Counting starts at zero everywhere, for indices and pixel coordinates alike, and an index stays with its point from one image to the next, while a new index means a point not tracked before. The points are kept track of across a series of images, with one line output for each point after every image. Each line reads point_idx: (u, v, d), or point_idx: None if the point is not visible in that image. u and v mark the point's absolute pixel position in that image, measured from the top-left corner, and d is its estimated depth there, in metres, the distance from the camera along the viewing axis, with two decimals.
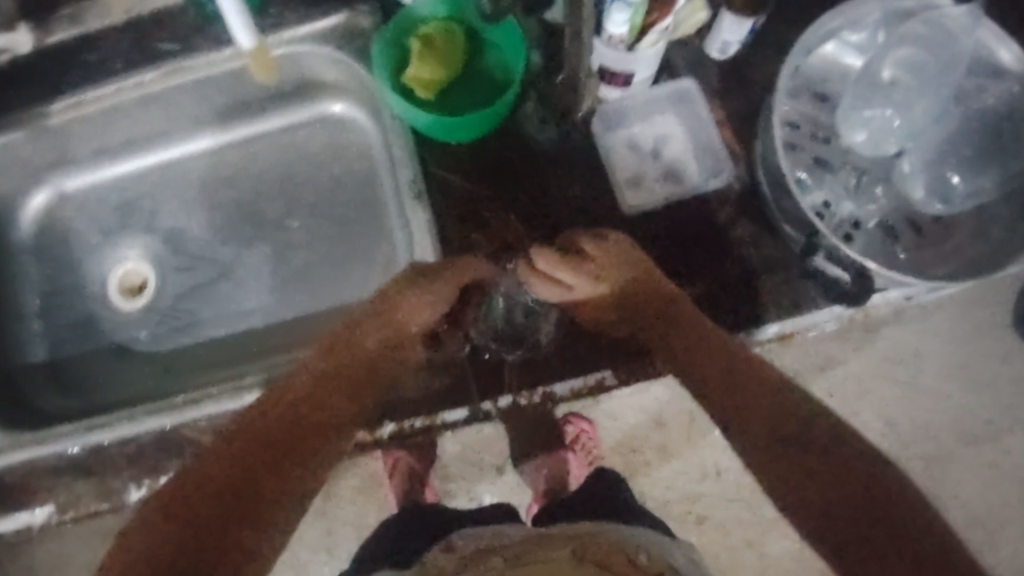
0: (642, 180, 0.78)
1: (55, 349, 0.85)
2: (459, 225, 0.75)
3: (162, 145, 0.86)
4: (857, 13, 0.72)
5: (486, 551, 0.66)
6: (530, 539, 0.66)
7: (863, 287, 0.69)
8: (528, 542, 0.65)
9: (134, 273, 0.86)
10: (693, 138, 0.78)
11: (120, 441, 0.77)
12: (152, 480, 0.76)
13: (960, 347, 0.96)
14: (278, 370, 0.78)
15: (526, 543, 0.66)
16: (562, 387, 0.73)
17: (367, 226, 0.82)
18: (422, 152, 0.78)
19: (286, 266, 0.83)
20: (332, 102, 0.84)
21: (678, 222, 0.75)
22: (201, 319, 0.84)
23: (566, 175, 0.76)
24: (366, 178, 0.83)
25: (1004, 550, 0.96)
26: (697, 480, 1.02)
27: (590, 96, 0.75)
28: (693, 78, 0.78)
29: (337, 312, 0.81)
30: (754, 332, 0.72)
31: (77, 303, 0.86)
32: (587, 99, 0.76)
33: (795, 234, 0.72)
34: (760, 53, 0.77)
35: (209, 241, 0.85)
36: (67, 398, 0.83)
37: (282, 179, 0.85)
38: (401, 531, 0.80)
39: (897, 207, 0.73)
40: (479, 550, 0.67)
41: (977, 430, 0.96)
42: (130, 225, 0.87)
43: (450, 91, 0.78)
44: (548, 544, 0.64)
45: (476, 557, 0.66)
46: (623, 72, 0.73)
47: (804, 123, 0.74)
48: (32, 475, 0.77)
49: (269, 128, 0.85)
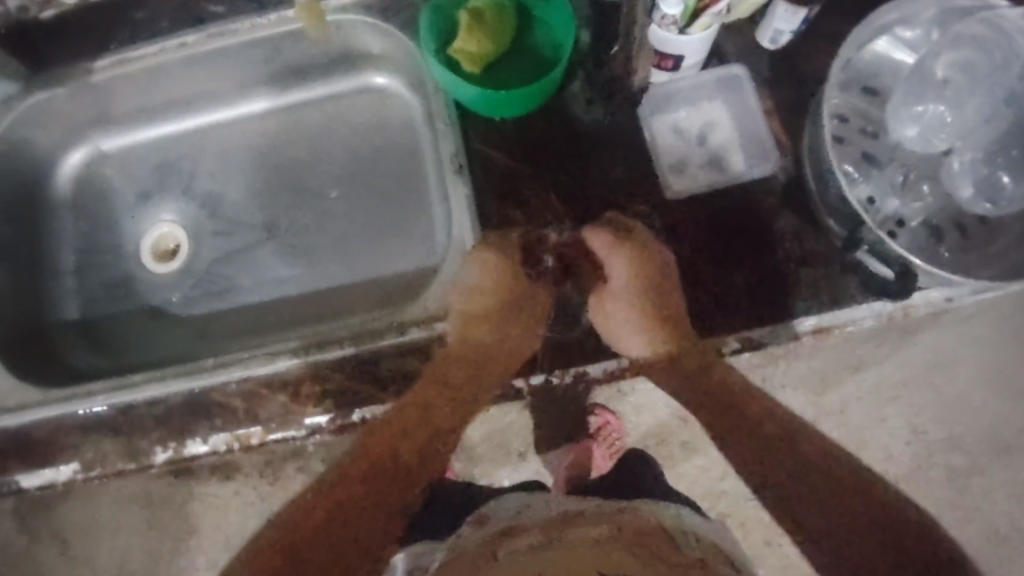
0: (686, 166, 0.77)
1: (89, 308, 0.85)
2: (505, 214, 0.76)
3: (205, 109, 0.87)
4: (914, 7, 0.71)
5: (520, 526, 0.70)
6: (561, 517, 0.70)
7: (904, 285, 0.69)
8: (553, 525, 0.69)
9: (168, 237, 0.86)
10: (739, 126, 0.78)
11: (148, 401, 0.77)
12: (178, 443, 0.76)
13: (998, 359, 0.95)
14: (310, 339, 0.78)
15: (558, 523, 0.69)
16: (595, 368, 0.72)
17: (406, 199, 0.82)
18: (466, 127, 0.78)
19: (323, 237, 0.83)
20: (375, 73, 0.84)
21: (718, 211, 0.75)
22: (236, 286, 0.83)
23: (611, 158, 0.76)
24: (407, 152, 0.83)
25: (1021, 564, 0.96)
26: (719, 477, 1.00)
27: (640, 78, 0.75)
28: (744, 65, 0.77)
29: (373, 285, 0.81)
30: (792, 324, 0.72)
31: (113, 262, 0.86)
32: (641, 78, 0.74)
33: (838, 229, 0.71)
34: (811, 45, 0.77)
35: (246, 208, 0.85)
36: (99, 356, 0.83)
37: (323, 149, 0.85)
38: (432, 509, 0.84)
39: (944, 206, 0.72)
40: (509, 526, 0.71)
41: (1008, 444, 0.95)
42: (170, 189, 0.87)
43: (496, 67, 0.78)
44: (574, 524, 0.68)
45: (508, 533, 0.70)
46: (673, 54, 0.73)
47: (854, 116, 0.73)
48: (60, 431, 0.77)
49: (312, 98, 0.86)
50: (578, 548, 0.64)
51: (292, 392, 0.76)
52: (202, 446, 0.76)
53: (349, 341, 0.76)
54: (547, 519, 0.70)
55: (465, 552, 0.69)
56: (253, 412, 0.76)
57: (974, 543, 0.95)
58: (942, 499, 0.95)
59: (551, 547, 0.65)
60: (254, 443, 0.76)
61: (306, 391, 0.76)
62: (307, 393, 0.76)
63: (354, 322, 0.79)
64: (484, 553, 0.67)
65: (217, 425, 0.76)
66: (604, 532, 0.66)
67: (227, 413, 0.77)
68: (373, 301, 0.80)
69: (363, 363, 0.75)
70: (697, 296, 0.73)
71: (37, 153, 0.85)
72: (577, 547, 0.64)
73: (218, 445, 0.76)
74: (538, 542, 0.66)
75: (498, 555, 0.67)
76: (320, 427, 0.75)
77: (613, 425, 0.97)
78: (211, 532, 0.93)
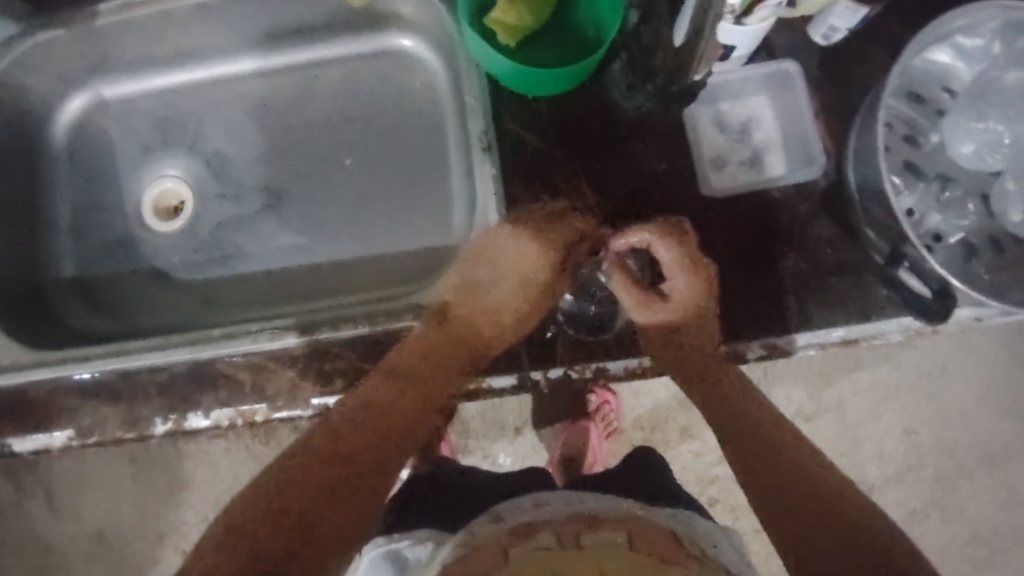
0: (727, 162, 0.74)
1: (87, 266, 0.82)
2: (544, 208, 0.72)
3: (216, 61, 0.83)
4: (980, 18, 0.66)
5: (537, 525, 0.67)
6: (580, 517, 0.67)
7: (942, 306, 0.64)
8: (578, 521, 0.66)
9: (171, 194, 0.83)
10: (783, 124, 0.75)
11: (149, 369, 0.73)
12: (179, 416, 0.72)
13: (1001, 370, 0.94)
14: (320, 316, 0.75)
15: (577, 523, 0.66)
16: (615, 366, 0.68)
17: (427, 174, 0.79)
18: (498, 105, 0.75)
19: (337, 206, 0.79)
20: (402, 36, 0.80)
21: (749, 210, 0.72)
22: (242, 253, 0.80)
23: (649, 148, 0.73)
24: (431, 124, 0.79)
25: (999, 570, 0.96)
26: (712, 462, 0.99)
27: (705, 63, 0.68)
28: (796, 62, 0.74)
29: (389, 265, 0.77)
30: (801, 337, 0.69)
31: (114, 221, 0.83)
32: (703, 67, 0.68)
33: (878, 241, 0.68)
34: (865, 47, 0.74)
35: (256, 171, 0.81)
36: (98, 318, 0.80)
37: (341, 113, 0.81)
38: (439, 505, 0.81)
39: (985, 226, 0.70)
40: (525, 522, 0.68)
41: (1001, 455, 0.95)
42: (175, 144, 0.83)
43: (535, 43, 0.75)
44: (597, 525, 0.65)
45: (524, 530, 0.67)
46: (730, 44, 0.68)
47: (900, 123, 0.71)
48: (56, 394, 0.72)
49: (331, 57, 0.82)
50: (591, 552, 0.60)
51: (298, 372, 0.71)
52: (203, 422, 0.71)
53: (364, 321, 0.72)
54: (564, 519, 0.66)
55: (481, 546, 0.66)
56: (259, 387, 0.71)
57: (956, 546, 0.96)
58: (930, 499, 0.95)
59: (571, 548, 0.61)
60: (258, 421, 0.71)
61: (312, 370, 0.71)
62: (314, 371, 0.71)
63: (367, 302, 0.75)
64: (497, 551, 0.64)
65: (222, 398, 0.72)
66: (619, 539, 0.62)
67: (234, 386, 0.72)
68: (389, 280, 0.77)
69: (377, 346, 0.71)
70: (728, 303, 0.69)
71: (38, 98, 0.81)
72: (590, 551, 0.60)
73: (220, 421, 0.71)
74: (555, 544, 0.62)
75: (510, 556, 0.62)
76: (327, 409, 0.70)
77: (610, 404, 0.94)
78: (203, 486, 0.96)
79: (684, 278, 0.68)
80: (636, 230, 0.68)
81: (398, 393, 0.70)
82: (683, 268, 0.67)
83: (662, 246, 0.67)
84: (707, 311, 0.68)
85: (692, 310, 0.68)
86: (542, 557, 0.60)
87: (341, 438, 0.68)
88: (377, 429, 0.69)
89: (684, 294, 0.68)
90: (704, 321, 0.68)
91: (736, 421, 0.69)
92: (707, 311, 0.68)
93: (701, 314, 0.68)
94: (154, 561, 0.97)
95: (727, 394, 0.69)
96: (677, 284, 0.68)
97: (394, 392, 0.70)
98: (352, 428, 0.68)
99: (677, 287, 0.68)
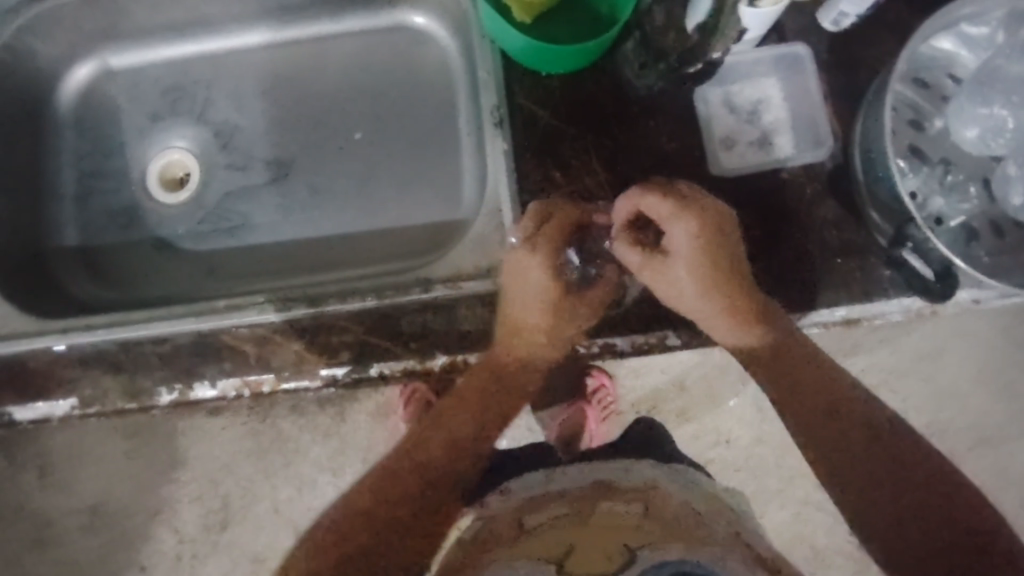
0: (736, 143, 0.75)
1: (90, 235, 0.81)
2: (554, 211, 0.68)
3: (224, 33, 0.83)
4: (986, 6, 0.67)
5: (544, 499, 0.75)
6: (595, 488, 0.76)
7: (947, 288, 0.66)
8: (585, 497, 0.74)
9: (177, 164, 0.83)
10: (792, 107, 0.76)
11: (151, 340, 0.71)
12: (185, 385, 0.71)
13: (995, 356, 0.96)
14: (330, 286, 0.75)
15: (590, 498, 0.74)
16: (622, 341, 0.69)
17: (437, 150, 0.79)
18: (510, 80, 0.75)
19: (345, 179, 0.79)
20: (414, 13, 0.81)
21: (758, 190, 0.73)
22: (249, 224, 0.80)
23: (659, 128, 0.74)
24: (442, 101, 0.80)
25: None
26: (709, 445, 0.99)
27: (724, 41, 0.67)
28: (807, 45, 0.75)
29: (398, 237, 0.77)
30: (819, 313, 0.70)
31: (120, 189, 0.82)
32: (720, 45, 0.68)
33: (881, 222, 0.69)
34: (872, 33, 0.75)
35: (263, 142, 0.81)
36: (102, 289, 0.79)
37: (351, 87, 0.81)
38: None
39: (986, 210, 0.71)
40: (534, 496, 0.75)
41: (992, 438, 0.97)
42: (181, 114, 0.83)
43: (549, 20, 0.76)
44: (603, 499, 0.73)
45: (534, 504, 0.74)
46: (756, 26, 0.65)
47: (905, 108, 0.73)
48: (58, 363, 0.71)
49: (343, 32, 0.82)
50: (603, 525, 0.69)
51: (308, 346, 0.71)
52: (210, 392, 0.71)
53: (372, 294, 0.70)
54: (578, 493, 0.74)
55: (498, 516, 0.73)
56: (265, 359, 0.71)
57: None
58: None
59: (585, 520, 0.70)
60: (265, 390, 0.72)
61: (320, 342, 0.71)
62: (320, 343, 0.71)
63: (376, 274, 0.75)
64: (510, 522, 0.71)
65: (227, 369, 0.71)
66: (632, 510, 0.71)
67: (239, 358, 0.71)
68: (399, 253, 0.77)
69: (385, 319, 0.70)
70: None
71: (44, 64, 0.80)
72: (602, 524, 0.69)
73: (227, 391, 0.71)
74: (569, 513, 0.71)
75: (527, 534, 0.69)
76: (335, 379, 0.71)
77: (607, 387, 0.95)
78: (196, 462, 0.96)
79: (683, 226, 0.63)
80: (621, 196, 0.64)
81: (410, 469, 0.72)
82: (677, 217, 0.63)
83: (648, 202, 0.63)
84: (720, 253, 0.63)
85: (702, 255, 0.63)
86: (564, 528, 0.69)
87: (366, 499, 0.72)
88: (393, 506, 0.71)
89: (688, 242, 0.63)
90: (719, 266, 0.63)
91: (797, 391, 0.68)
92: (721, 252, 0.63)
93: (714, 256, 0.63)
94: (147, 538, 0.96)
95: (769, 355, 0.67)
96: (679, 232, 0.63)
97: (408, 473, 0.72)
98: (373, 489, 0.73)
99: (681, 235, 0.63)
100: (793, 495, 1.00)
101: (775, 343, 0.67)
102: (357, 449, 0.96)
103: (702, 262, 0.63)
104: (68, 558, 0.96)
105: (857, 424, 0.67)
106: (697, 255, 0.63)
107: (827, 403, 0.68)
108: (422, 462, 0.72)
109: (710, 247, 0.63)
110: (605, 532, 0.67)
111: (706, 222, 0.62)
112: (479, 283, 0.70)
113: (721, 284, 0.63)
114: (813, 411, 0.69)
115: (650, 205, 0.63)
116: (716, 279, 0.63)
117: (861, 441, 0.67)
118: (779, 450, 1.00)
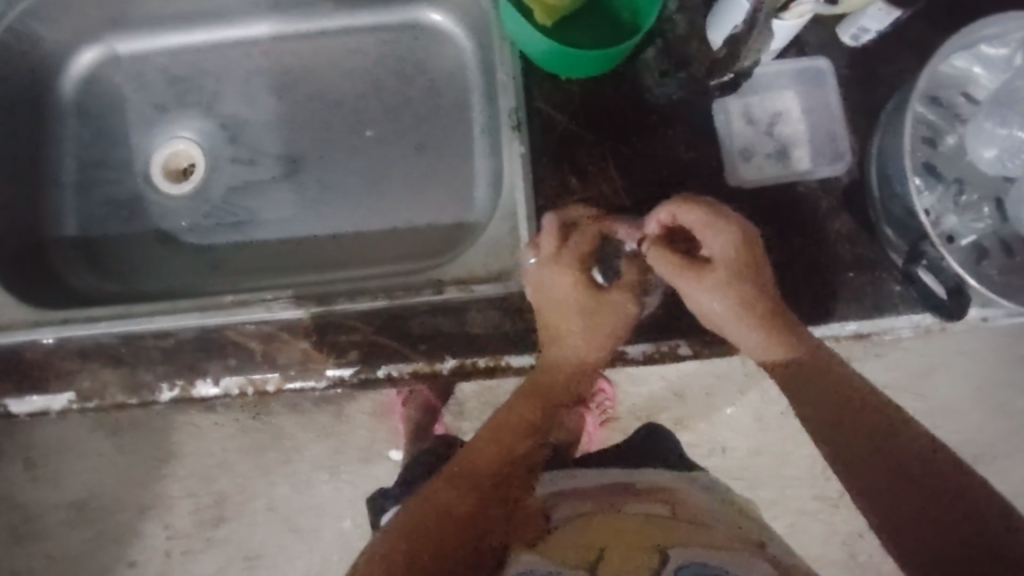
0: (754, 154, 0.74)
1: (90, 226, 0.79)
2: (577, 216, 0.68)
3: (234, 23, 0.81)
4: (1009, 27, 0.67)
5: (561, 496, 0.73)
6: (614, 487, 0.74)
7: (958, 303, 0.65)
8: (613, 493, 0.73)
9: (181, 156, 0.81)
10: (811, 120, 0.76)
11: (154, 334, 0.69)
12: (186, 381, 0.68)
13: (989, 376, 1.00)
14: (339, 285, 0.73)
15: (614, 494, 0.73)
16: (634, 349, 0.66)
17: (449, 151, 0.78)
18: (528, 84, 0.75)
19: (354, 177, 0.78)
20: (431, 10, 0.80)
21: (774, 202, 0.72)
22: (254, 219, 0.78)
23: (679, 136, 0.73)
24: (455, 101, 0.79)
25: None
26: (704, 455, 1.01)
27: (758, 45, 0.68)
28: (828, 60, 0.76)
29: (407, 237, 0.76)
30: (832, 325, 0.70)
31: (122, 180, 0.81)
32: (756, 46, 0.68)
33: (895, 238, 0.68)
34: (891, 49, 0.75)
35: (270, 136, 0.80)
36: (102, 280, 0.78)
37: (364, 83, 0.80)
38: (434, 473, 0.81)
39: (997, 230, 0.72)
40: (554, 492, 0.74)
41: (985, 455, 1.01)
42: (186, 104, 0.82)
43: (571, 24, 0.76)
44: (629, 497, 0.72)
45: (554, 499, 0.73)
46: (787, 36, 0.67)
47: (923, 126, 0.73)
48: (57, 355, 0.69)
49: (356, 27, 0.81)
50: (627, 518, 0.68)
51: (316, 345, 0.69)
52: (213, 390, 0.68)
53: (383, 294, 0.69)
54: (595, 489, 0.74)
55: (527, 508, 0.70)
56: (270, 356, 0.69)
57: None
58: None
59: (607, 515, 0.69)
60: (269, 389, 0.69)
61: (326, 341, 0.68)
62: (328, 343, 0.68)
63: (387, 273, 0.74)
64: (537, 514, 0.70)
65: (231, 365, 0.69)
66: (657, 509, 0.70)
67: (244, 354, 0.69)
68: (410, 253, 0.76)
69: (393, 319, 0.68)
70: None
71: (46, 48, 0.79)
72: (625, 517, 0.68)
73: (232, 389, 0.69)
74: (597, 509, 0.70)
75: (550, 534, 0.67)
76: (342, 380, 0.68)
77: (605, 392, 0.98)
78: (192, 459, 1.01)
79: (716, 236, 0.62)
80: (657, 207, 0.64)
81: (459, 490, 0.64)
82: (710, 224, 0.62)
83: (684, 211, 0.63)
84: (752, 263, 0.62)
85: (735, 264, 0.62)
86: (593, 520, 0.67)
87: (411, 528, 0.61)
88: (446, 525, 0.61)
89: (723, 250, 0.62)
90: (752, 275, 0.62)
91: (809, 395, 0.62)
92: (753, 262, 0.62)
93: (747, 266, 0.62)
94: (137, 533, 1.01)
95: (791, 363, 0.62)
96: (714, 241, 0.62)
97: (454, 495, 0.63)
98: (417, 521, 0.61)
99: (714, 244, 0.62)
100: (787, 507, 1.01)
101: (801, 353, 0.62)
102: (355, 447, 1.01)
103: (736, 270, 0.62)
104: (59, 551, 1.01)
105: (867, 422, 0.60)
106: (730, 264, 0.62)
107: (839, 402, 0.61)
108: (468, 475, 0.65)
109: (743, 258, 0.62)
110: (624, 527, 0.66)
111: (742, 231, 0.62)
112: (491, 287, 0.69)
113: (754, 294, 0.61)
114: (825, 413, 0.62)
115: (684, 214, 0.63)
116: (750, 288, 0.61)
117: (870, 445, 0.59)
118: (775, 461, 1.01)
